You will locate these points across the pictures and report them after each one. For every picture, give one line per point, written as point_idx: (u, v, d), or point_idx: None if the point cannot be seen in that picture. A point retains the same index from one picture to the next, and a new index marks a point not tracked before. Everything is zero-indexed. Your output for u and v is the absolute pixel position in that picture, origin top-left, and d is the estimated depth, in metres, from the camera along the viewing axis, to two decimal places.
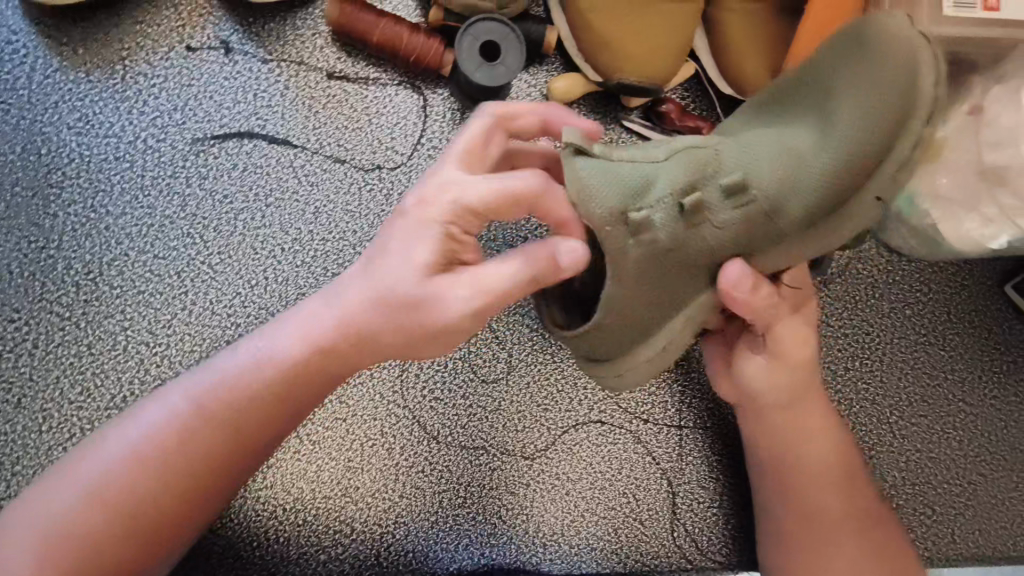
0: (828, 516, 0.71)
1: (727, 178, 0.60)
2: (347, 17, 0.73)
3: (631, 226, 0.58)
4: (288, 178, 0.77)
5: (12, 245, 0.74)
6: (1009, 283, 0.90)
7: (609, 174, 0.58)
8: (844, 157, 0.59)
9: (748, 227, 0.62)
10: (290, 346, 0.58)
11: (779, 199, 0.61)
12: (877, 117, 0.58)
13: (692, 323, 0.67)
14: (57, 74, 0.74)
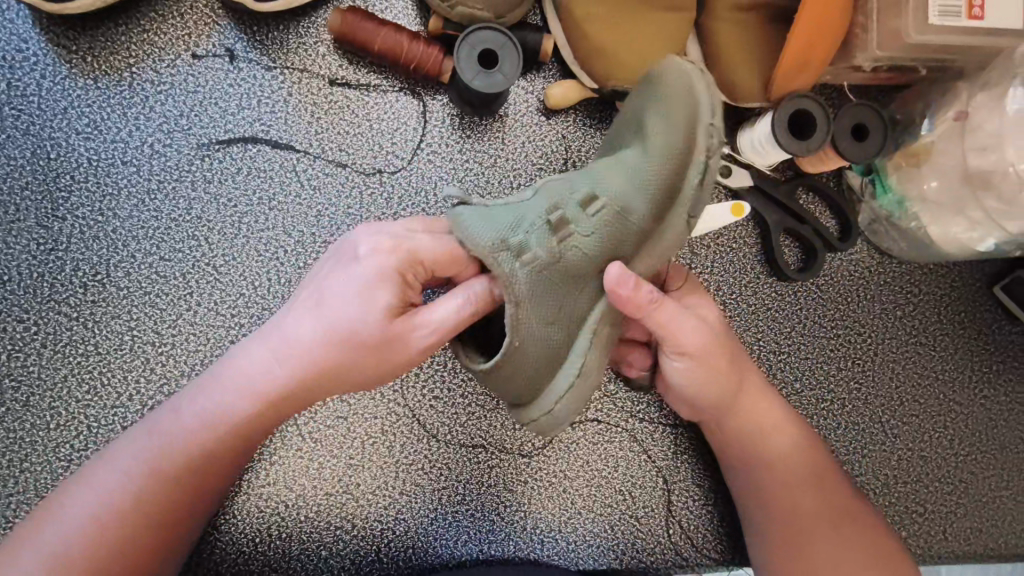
0: (806, 514, 0.75)
1: (576, 194, 0.63)
2: (349, 27, 0.75)
3: (512, 250, 0.60)
4: (291, 182, 0.79)
5: (21, 247, 0.75)
6: (998, 285, 0.92)
7: (484, 214, 0.61)
8: (664, 159, 0.62)
9: (614, 232, 0.63)
10: (277, 372, 0.63)
11: (626, 199, 0.62)
12: (675, 120, 0.62)
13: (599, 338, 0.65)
14: (66, 81, 0.76)
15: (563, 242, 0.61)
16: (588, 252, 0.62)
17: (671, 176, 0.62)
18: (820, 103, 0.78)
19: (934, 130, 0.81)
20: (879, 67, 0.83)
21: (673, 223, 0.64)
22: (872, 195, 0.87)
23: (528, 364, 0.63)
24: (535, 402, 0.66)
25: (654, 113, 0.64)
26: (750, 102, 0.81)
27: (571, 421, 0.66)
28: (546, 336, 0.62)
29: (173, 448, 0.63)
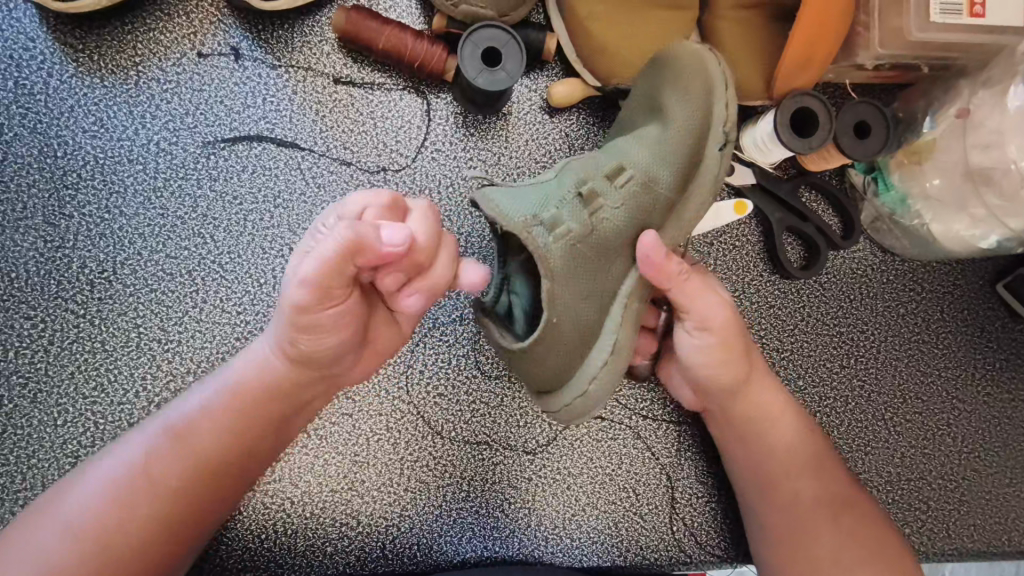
0: (805, 504, 0.75)
1: (604, 170, 0.67)
2: (353, 26, 0.76)
3: (546, 225, 0.63)
4: (296, 180, 0.80)
5: (28, 245, 0.76)
6: (1000, 283, 0.92)
7: (514, 195, 0.64)
8: (684, 134, 0.67)
9: (643, 202, 0.67)
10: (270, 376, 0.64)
11: (654, 170, 0.67)
12: (693, 99, 0.67)
13: (630, 316, 0.69)
14: (73, 79, 0.76)
15: (595, 214, 0.66)
16: (617, 224, 0.67)
17: (693, 145, 0.67)
18: (822, 101, 0.78)
19: (936, 127, 0.81)
20: (881, 65, 0.83)
21: (695, 192, 0.68)
22: (874, 193, 0.87)
23: (563, 343, 0.66)
24: (563, 389, 0.70)
25: (670, 87, 0.68)
26: (752, 100, 0.81)
27: (603, 402, 0.70)
28: (578, 318, 0.66)
29: (179, 431, 0.63)
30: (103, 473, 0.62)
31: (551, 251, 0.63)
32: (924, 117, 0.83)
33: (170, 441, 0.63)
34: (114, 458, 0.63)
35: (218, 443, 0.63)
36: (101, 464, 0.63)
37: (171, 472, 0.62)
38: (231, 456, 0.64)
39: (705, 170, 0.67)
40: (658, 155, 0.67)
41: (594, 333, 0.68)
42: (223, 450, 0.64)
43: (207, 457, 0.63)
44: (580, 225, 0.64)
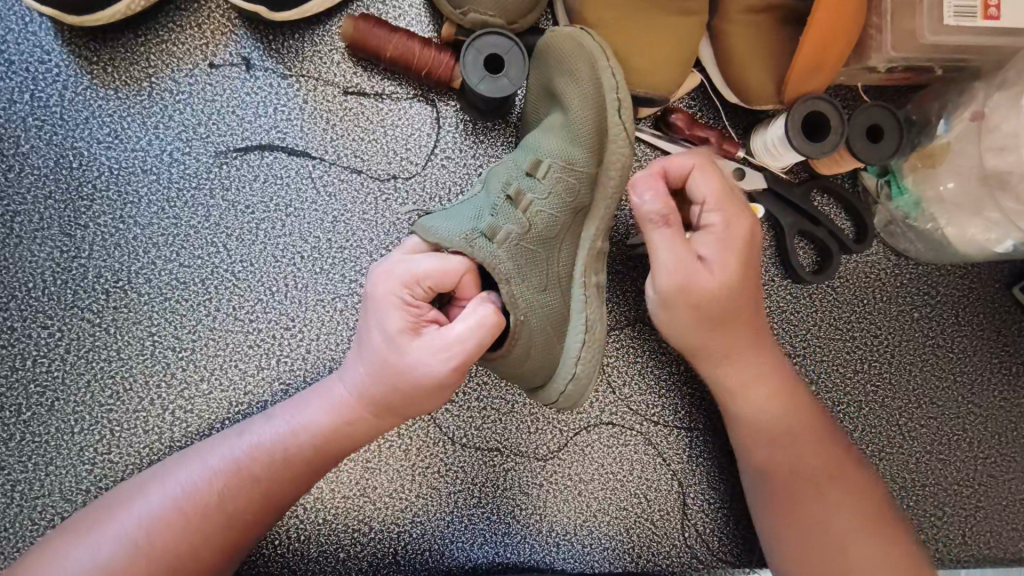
0: (821, 492, 0.71)
1: (523, 167, 0.70)
2: (360, 34, 0.76)
3: (484, 233, 0.65)
4: (307, 189, 0.80)
5: (45, 255, 0.77)
6: (1016, 286, 0.91)
7: (448, 216, 0.67)
8: (596, 112, 0.69)
9: (570, 184, 0.70)
10: (322, 415, 0.67)
11: (569, 152, 0.69)
12: (596, 84, 0.69)
13: (591, 294, 0.72)
14: (88, 91, 0.77)
15: (527, 209, 0.68)
16: (552, 212, 0.69)
17: (596, 118, 0.69)
18: (836, 105, 0.78)
19: (951, 130, 0.80)
20: (894, 68, 0.82)
21: (612, 160, 0.70)
22: (888, 196, 0.87)
23: (535, 340, 0.67)
24: (554, 381, 0.71)
25: (558, 81, 0.71)
26: (762, 104, 0.81)
27: (591, 384, 0.71)
28: (546, 307, 0.68)
29: (248, 453, 0.66)
30: (171, 482, 0.65)
31: (499, 255, 0.65)
32: (939, 119, 0.82)
33: (238, 460, 0.66)
34: (180, 471, 0.66)
35: (283, 467, 0.66)
36: (165, 478, 0.66)
37: (232, 490, 0.64)
38: (294, 478, 0.67)
39: (615, 136, 0.69)
40: (577, 138, 0.70)
41: (564, 321, 0.71)
42: (289, 472, 0.66)
43: (272, 478, 0.66)
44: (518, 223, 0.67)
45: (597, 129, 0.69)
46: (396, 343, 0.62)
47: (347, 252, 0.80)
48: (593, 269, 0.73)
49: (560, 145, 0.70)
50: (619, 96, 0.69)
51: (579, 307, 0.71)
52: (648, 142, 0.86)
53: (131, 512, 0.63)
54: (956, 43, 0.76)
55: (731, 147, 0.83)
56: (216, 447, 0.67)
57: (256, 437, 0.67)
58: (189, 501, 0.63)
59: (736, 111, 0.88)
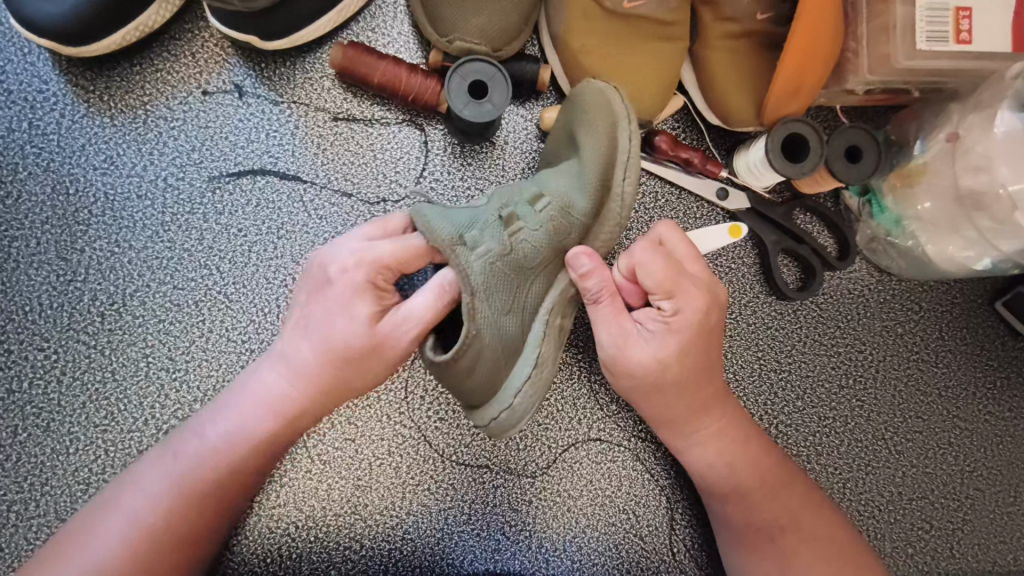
0: (782, 525, 0.78)
1: (525, 196, 0.70)
2: (348, 61, 0.78)
3: (467, 243, 0.67)
4: (299, 211, 0.82)
5: (41, 278, 0.78)
6: (999, 301, 0.92)
7: (448, 214, 0.68)
8: (607, 171, 0.70)
9: (561, 224, 0.70)
10: (260, 417, 0.68)
11: (570, 197, 0.70)
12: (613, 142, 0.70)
13: (551, 330, 0.73)
14: (85, 119, 0.80)
15: (513, 234, 0.69)
16: (536, 243, 0.70)
17: (605, 176, 0.70)
18: (815, 127, 0.79)
19: (927, 150, 0.82)
20: (872, 90, 0.84)
21: (607, 217, 0.72)
22: (869, 214, 0.88)
23: (485, 355, 0.68)
24: (489, 404, 0.72)
25: (580, 129, 0.72)
26: (744, 126, 0.83)
27: (522, 419, 0.73)
28: (500, 331, 0.69)
29: (193, 462, 0.67)
30: (125, 508, 0.66)
31: (476, 275, 0.66)
32: (916, 139, 0.84)
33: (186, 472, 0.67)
34: (129, 495, 0.67)
35: (231, 469, 0.68)
36: (118, 503, 0.67)
37: (186, 501, 0.66)
38: (250, 470, 0.70)
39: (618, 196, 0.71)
40: (585, 190, 0.70)
41: (515, 349, 0.71)
42: (239, 464, 0.68)
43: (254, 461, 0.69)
44: (500, 243, 0.67)
45: (604, 185, 0.71)
46: (363, 328, 0.67)
47: None
48: (560, 311, 0.74)
49: (565, 191, 0.70)
50: (630, 161, 0.70)
51: (534, 340, 0.72)
52: None
53: (120, 514, 0.66)
54: (931, 66, 0.78)
55: (714, 167, 0.85)
56: (160, 464, 0.68)
57: (224, 414, 0.69)
58: (146, 517, 0.65)
59: (719, 132, 0.90)
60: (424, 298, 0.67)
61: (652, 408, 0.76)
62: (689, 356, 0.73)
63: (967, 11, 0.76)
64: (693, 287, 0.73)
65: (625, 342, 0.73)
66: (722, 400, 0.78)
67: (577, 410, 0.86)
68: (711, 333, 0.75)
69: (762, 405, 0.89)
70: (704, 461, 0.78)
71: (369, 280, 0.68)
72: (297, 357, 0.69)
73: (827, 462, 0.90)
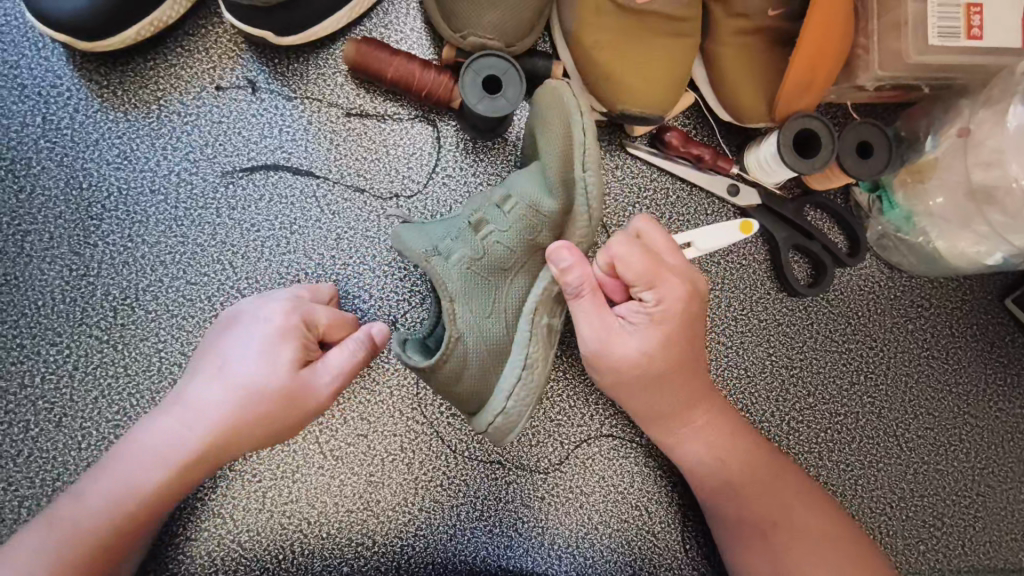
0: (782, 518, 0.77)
1: (494, 200, 0.72)
2: (362, 56, 0.78)
3: (441, 253, 0.70)
4: (312, 207, 0.82)
5: (54, 273, 0.78)
6: (1009, 297, 0.92)
7: (423, 230, 0.72)
8: (563, 166, 0.69)
9: (532, 223, 0.71)
10: (189, 445, 0.66)
11: (536, 196, 0.70)
12: (566, 137, 0.69)
13: (540, 329, 0.73)
14: (99, 114, 0.80)
15: (484, 238, 0.71)
16: (509, 245, 0.71)
17: (564, 171, 0.69)
18: (825, 122, 0.79)
19: (938, 145, 0.82)
20: (883, 86, 0.84)
21: (577, 213, 0.70)
22: (880, 210, 0.88)
23: (471, 361, 0.70)
24: (484, 410, 0.72)
25: (540, 130, 0.72)
26: (755, 122, 0.83)
27: (519, 423, 0.72)
28: (484, 333, 0.71)
29: (117, 494, 0.65)
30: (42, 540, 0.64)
31: (453, 278, 0.69)
32: (927, 136, 0.84)
33: (111, 507, 0.65)
34: (51, 524, 0.64)
35: (158, 497, 0.66)
36: (39, 527, 0.65)
37: (113, 532, 0.65)
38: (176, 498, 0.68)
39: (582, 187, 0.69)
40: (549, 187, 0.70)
41: (505, 350, 0.72)
42: (170, 491, 0.67)
43: (165, 494, 0.66)
44: (472, 250, 0.70)
45: (564, 180, 0.70)
46: (286, 373, 0.67)
47: (351, 268, 0.82)
48: (547, 311, 0.74)
49: (529, 190, 0.70)
50: (585, 152, 0.69)
51: (523, 342, 0.72)
52: (645, 159, 0.87)
53: (46, 530, 0.64)
54: (943, 62, 0.78)
55: (725, 163, 0.85)
56: (82, 493, 0.65)
57: (130, 444, 0.67)
58: (67, 547, 0.64)
59: (730, 129, 0.90)
60: (350, 350, 0.70)
61: (637, 404, 0.77)
62: (675, 347, 0.73)
63: (978, 8, 0.76)
64: (673, 275, 0.72)
65: (610, 338, 0.72)
66: (704, 394, 0.78)
67: (589, 406, 0.85)
68: (693, 326, 0.74)
69: (774, 401, 0.89)
70: (694, 457, 0.78)
71: (296, 329, 0.70)
72: (209, 407, 0.67)
73: (838, 458, 0.90)
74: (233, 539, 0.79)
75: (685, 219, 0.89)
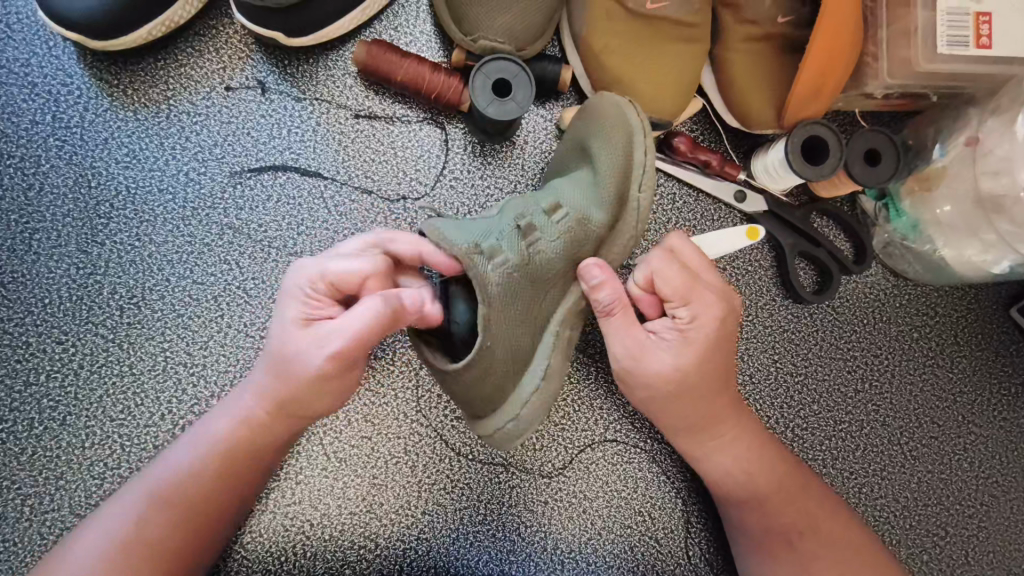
0: (801, 525, 0.77)
1: (541, 206, 0.70)
2: (372, 57, 0.78)
3: (485, 253, 0.66)
4: (319, 208, 0.82)
5: (62, 271, 0.78)
6: (1013, 307, 0.92)
7: (463, 228, 0.67)
8: (620, 180, 0.70)
9: (577, 236, 0.70)
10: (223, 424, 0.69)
11: (585, 208, 0.70)
12: (630, 152, 0.70)
13: (561, 341, 0.73)
14: (109, 113, 0.80)
15: (530, 245, 0.68)
16: (552, 254, 0.70)
17: (620, 188, 0.70)
18: (831, 129, 0.80)
19: (946, 154, 0.82)
20: (891, 94, 0.85)
21: (623, 230, 0.72)
22: (886, 218, 0.88)
23: (494, 368, 0.68)
24: (496, 415, 0.73)
25: (593, 141, 0.72)
26: (763, 128, 0.83)
27: (528, 430, 0.73)
28: (512, 342, 0.69)
29: (163, 483, 0.67)
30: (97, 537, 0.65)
31: (491, 280, 0.66)
32: (935, 144, 0.85)
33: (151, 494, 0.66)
34: (103, 521, 0.65)
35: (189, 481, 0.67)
36: (92, 530, 0.65)
37: (151, 521, 0.65)
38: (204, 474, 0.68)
39: (637, 206, 0.71)
40: (600, 201, 0.71)
41: (526, 359, 0.72)
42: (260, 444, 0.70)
43: (215, 483, 0.68)
44: (517, 253, 0.67)
45: (619, 196, 0.71)
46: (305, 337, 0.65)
47: None
48: (570, 322, 0.74)
49: (580, 201, 0.70)
50: (647, 171, 0.70)
51: (545, 351, 0.72)
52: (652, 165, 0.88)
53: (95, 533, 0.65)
54: (952, 71, 0.79)
55: (732, 169, 0.86)
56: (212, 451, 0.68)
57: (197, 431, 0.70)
58: (127, 543, 0.64)
59: (738, 135, 0.90)
60: None
61: (668, 419, 0.76)
62: (708, 365, 0.73)
63: (987, 17, 0.76)
64: (712, 293, 0.73)
65: (641, 352, 0.73)
66: (732, 405, 0.77)
67: (593, 410, 0.85)
68: (730, 344, 0.75)
69: (779, 408, 0.89)
70: (721, 469, 0.78)
71: None
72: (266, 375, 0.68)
73: (842, 466, 0.90)
74: (236, 541, 0.79)
75: (692, 225, 0.89)
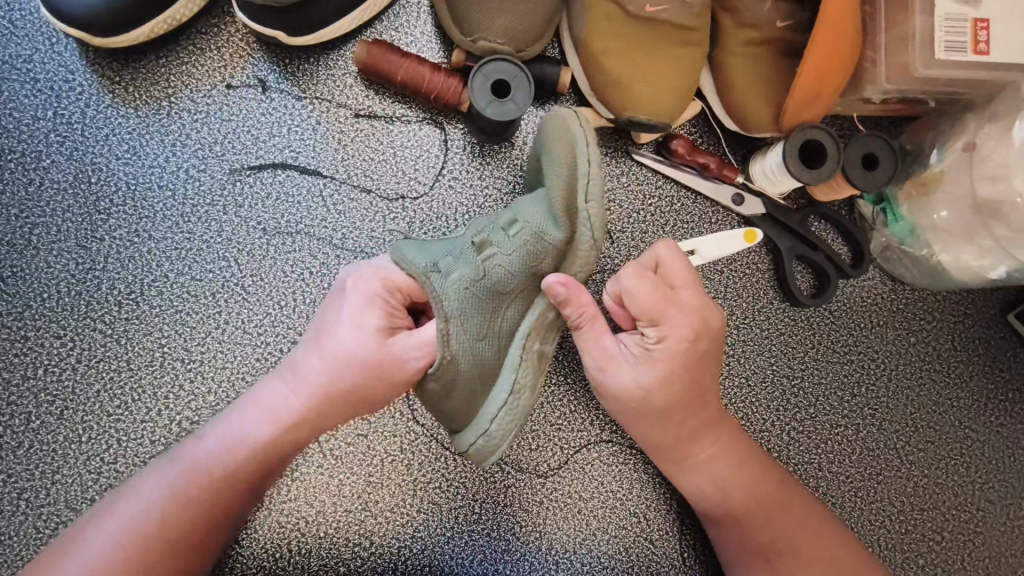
0: (784, 538, 0.77)
1: (499, 223, 0.71)
2: (372, 57, 0.79)
3: (439, 270, 0.68)
4: (318, 206, 0.82)
5: (61, 266, 0.79)
6: (1011, 312, 0.92)
7: (422, 249, 0.70)
8: (566, 198, 0.67)
9: (535, 251, 0.69)
10: (256, 424, 0.68)
11: (540, 225, 0.69)
12: (569, 169, 0.66)
13: (530, 355, 0.71)
14: (109, 110, 0.80)
15: (485, 261, 0.69)
16: (512, 269, 0.69)
17: (569, 207, 0.67)
18: (830, 133, 0.80)
19: (944, 159, 0.83)
20: (889, 98, 0.85)
21: (581, 245, 0.68)
22: (884, 223, 0.89)
23: (460, 381, 0.69)
24: (468, 429, 0.72)
25: (547, 158, 0.70)
26: (761, 132, 0.84)
27: (501, 445, 0.71)
28: (476, 357, 0.69)
29: (188, 474, 0.67)
30: (117, 516, 0.66)
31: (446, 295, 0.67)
32: (932, 150, 0.85)
33: (176, 484, 0.67)
34: (126, 502, 0.67)
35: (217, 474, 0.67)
36: (113, 507, 0.67)
37: (173, 514, 0.66)
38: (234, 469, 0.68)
39: (586, 222, 0.66)
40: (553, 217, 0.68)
41: (495, 372, 0.71)
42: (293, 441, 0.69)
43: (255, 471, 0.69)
44: (471, 269, 0.68)
45: (568, 212, 0.67)
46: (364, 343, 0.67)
47: None
48: (540, 336, 0.72)
49: (531, 219, 0.68)
50: (592, 186, 0.66)
51: (510, 367, 0.71)
52: (651, 167, 0.88)
53: (115, 517, 0.66)
54: (949, 76, 0.79)
55: (730, 172, 0.86)
56: (240, 445, 0.68)
57: (228, 423, 0.70)
58: (144, 528, 0.65)
59: (737, 138, 0.90)
60: None
61: (641, 432, 0.76)
62: (676, 385, 0.72)
63: (985, 23, 0.76)
64: (681, 313, 0.71)
65: (608, 366, 0.73)
66: (712, 422, 0.77)
67: (589, 411, 0.85)
68: (703, 365, 0.73)
69: (775, 410, 0.89)
70: (696, 482, 0.78)
71: None
72: (310, 372, 0.68)
73: (838, 469, 0.90)
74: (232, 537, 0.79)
75: (689, 228, 0.89)
